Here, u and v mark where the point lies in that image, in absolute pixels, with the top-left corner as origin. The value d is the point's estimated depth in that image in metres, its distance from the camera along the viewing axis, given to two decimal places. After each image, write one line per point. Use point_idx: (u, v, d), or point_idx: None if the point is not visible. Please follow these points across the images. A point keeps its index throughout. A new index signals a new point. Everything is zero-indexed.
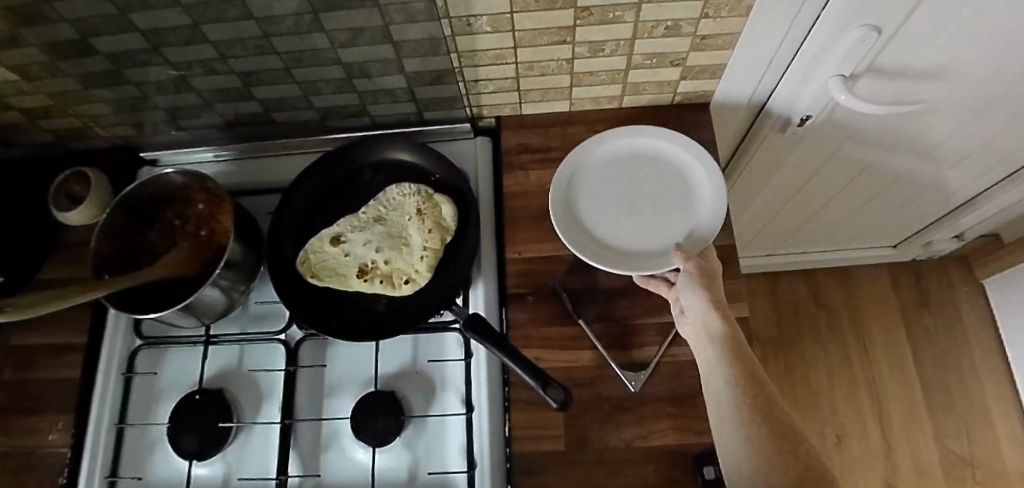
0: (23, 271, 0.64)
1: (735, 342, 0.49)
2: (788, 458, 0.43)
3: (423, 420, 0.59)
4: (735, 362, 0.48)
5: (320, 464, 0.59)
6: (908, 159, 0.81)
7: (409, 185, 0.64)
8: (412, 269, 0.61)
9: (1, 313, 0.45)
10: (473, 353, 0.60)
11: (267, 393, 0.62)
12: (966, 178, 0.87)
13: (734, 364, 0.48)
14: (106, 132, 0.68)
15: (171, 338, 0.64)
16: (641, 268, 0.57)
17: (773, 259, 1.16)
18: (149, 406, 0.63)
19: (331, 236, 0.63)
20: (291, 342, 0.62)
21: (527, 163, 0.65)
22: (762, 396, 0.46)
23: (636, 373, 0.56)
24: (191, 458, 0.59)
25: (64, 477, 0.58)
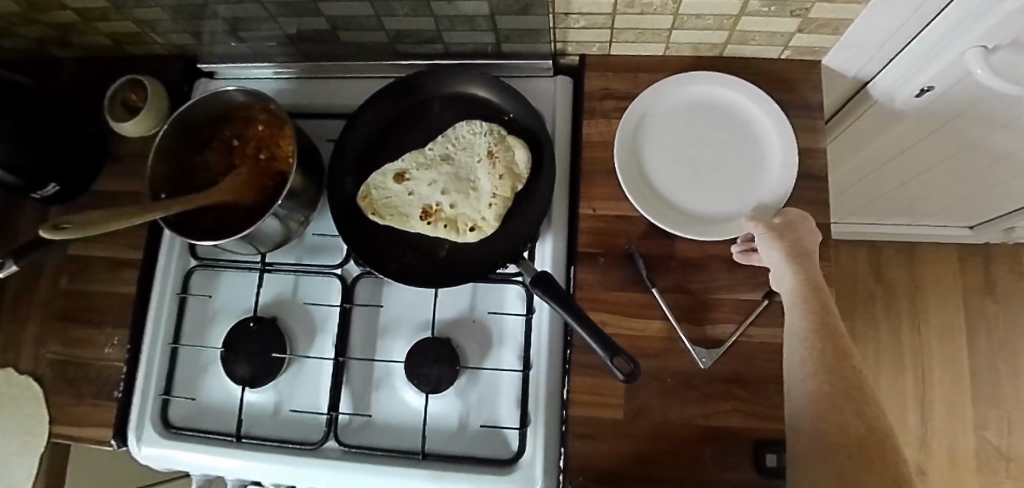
0: (81, 180, 0.64)
1: (817, 308, 0.44)
2: (853, 435, 0.38)
3: (477, 372, 0.58)
4: (817, 324, 0.43)
5: (370, 403, 0.59)
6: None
7: (480, 123, 0.60)
8: (477, 216, 0.57)
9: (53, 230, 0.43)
10: (535, 309, 0.57)
11: (321, 327, 0.61)
12: None
13: (810, 325, 0.43)
14: (163, 39, 0.64)
15: (225, 262, 0.63)
16: (696, 232, 0.54)
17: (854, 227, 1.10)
18: (202, 328, 0.63)
19: (395, 171, 0.60)
20: (347, 278, 0.61)
21: (610, 112, 0.59)
22: (843, 366, 0.41)
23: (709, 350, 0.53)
24: (243, 383, 0.59)
25: (119, 391, 0.60)
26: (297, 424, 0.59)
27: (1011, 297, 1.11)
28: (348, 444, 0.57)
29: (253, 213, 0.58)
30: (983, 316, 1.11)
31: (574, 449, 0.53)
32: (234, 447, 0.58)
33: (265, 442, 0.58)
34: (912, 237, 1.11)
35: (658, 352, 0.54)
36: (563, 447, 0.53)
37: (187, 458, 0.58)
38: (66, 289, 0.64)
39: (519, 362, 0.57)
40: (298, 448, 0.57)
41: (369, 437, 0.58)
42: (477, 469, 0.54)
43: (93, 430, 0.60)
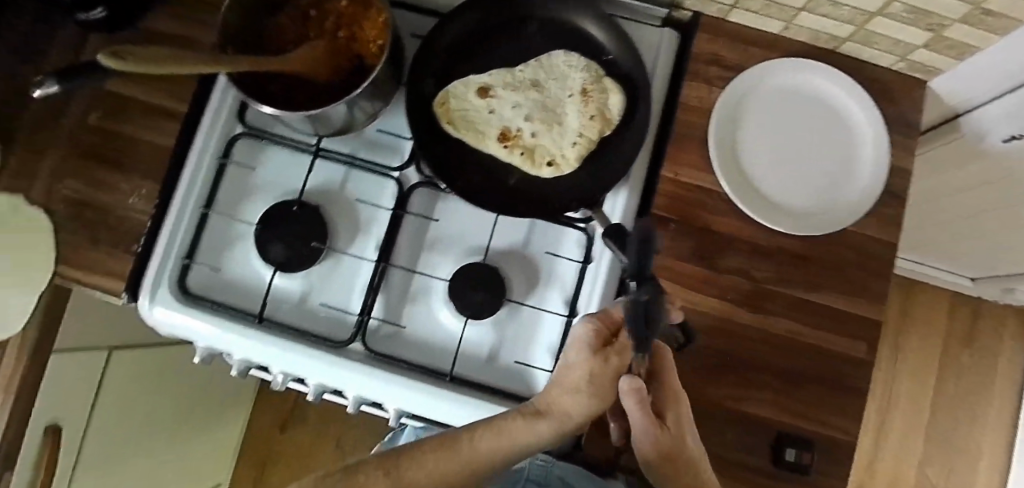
0: (131, 12, 0.58)
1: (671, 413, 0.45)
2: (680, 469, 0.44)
3: (518, 307, 0.57)
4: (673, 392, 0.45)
5: (404, 315, 0.57)
6: None
7: (578, 57, 0.56)
8: (557, 151, 0.55)
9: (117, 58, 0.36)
10: (593, 259, 0.56)
11: (365, 227, 0.58)
12: None
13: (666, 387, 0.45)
14: None
15: (275, 137, 0.59)
16: (768, 219, 0.54)
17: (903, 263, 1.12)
18: (239, 199, 0.60)
19: (479, 85, 0.56)
20: (405, 184, 0.57)
21: (713, 79, 0.57)
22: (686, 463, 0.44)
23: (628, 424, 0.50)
24: (275, 266, 0.57)
25: (139, 247, 0.57)
26: (323, 319, 0.57)
27: (986, 351, 1.16)
28: (375, 350, 0.56)
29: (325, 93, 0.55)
30: (955, 362, 1.17)
31: None
32: (253, 329, 0.56)
33: (288, 331, 0.56)
34: (916, 273, 1.14)
35: (707, 329, 0.54)
36: None
37: (201, 330, 0.56)
38: (95, 127, 0.59)
39: (565, 308, 0.56)
40: (323, 344, 0.55)
41: (397, 349, 0.56)
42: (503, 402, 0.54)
43: (106, 281, 0.57)
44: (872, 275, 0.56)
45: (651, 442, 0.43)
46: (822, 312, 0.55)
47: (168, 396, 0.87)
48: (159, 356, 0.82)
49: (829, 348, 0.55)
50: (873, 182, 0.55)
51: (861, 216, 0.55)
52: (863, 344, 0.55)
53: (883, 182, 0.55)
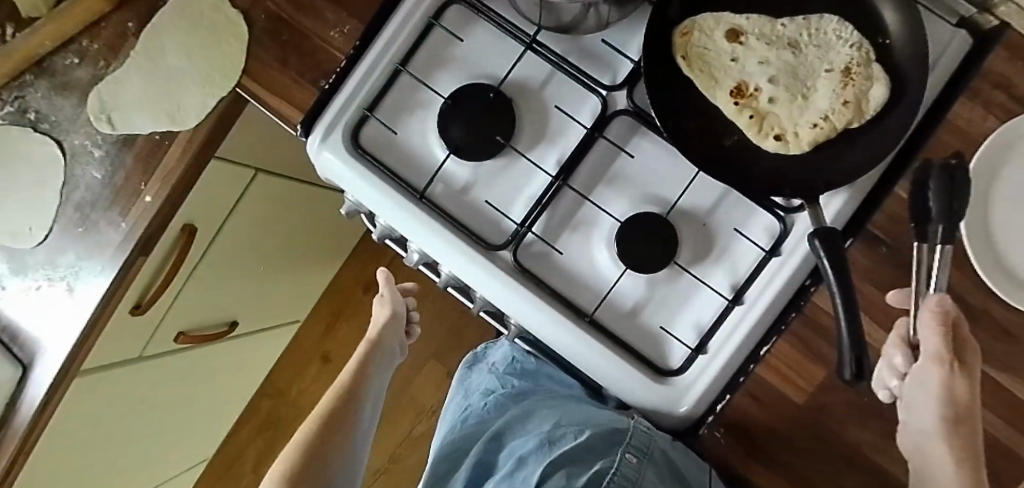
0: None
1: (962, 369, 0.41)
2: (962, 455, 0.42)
3: (680, 273, 0.53)
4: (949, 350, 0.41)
5: (560, 239, 0.54)
6: None
7: (851, 30, 0.49)
8: (791, 126, 0.49)
9: None
10: (782, 252, 0.50)
11: (552, 138, 0.54)
12: None
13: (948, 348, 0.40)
14: None
15: (491, 13, 0.55)
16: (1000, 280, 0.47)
17: None
18: (433, 66, 0.56)
19: (733, 28, 0.50)
20: (609, 106, 0.53)
21: (994, 105, 0.49)
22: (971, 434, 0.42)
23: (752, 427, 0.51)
24: (450, 147, 0.54)
25: (326, 83, 0.56)
26: (479, 216, 0.55)
27: None
28: (522, 265, 0.54)
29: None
30: None
31: (735, 402, 0.51)
32: (412, 203, 0.54)
33: (443, 215, 0.55)
34: None
35: None
36: (726, 395, 0.52)
37: (361, 184, 0.55)
38: None
39: (729, 291, 0.52)
40: (474, 241, 0.54)
41: (543, 271, 0.54)
42: (633, 362, 0.52)
43: (286, 106, 0.56)
44: None
45: (941, 377, 0.41)
46: (1011, 400, 0.49)
47: (281, 234, 0.89)
48: (288, 191, 0.83)
49: (1001, 437, 0.49)
50: None
51: None
52: None
53: None
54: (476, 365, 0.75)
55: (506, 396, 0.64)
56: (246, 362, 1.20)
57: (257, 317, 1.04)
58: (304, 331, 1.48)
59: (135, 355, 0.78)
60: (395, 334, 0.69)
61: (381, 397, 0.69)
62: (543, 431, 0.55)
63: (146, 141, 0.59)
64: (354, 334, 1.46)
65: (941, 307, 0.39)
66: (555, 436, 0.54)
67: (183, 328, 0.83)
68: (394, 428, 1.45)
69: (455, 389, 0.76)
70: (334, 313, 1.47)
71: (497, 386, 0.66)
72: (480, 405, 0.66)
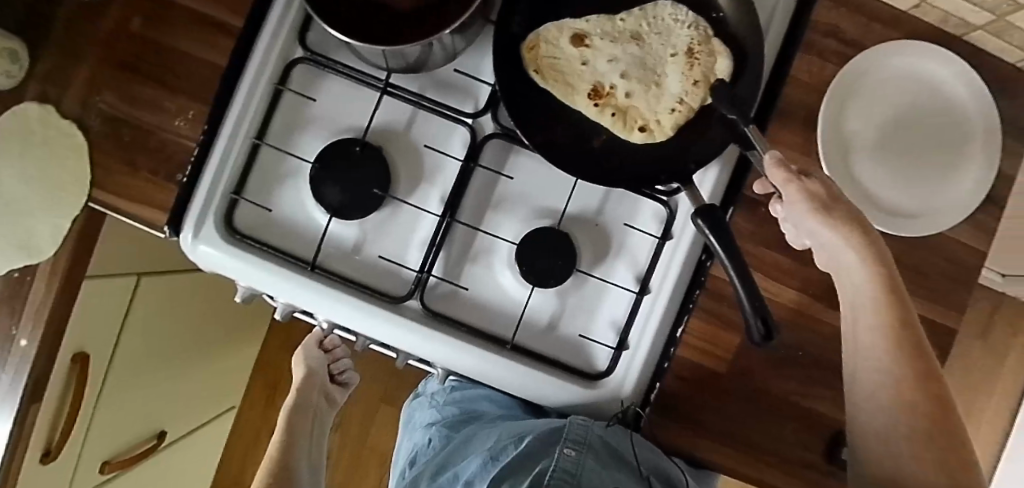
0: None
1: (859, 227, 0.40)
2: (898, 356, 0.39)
3: (585, 278, 0.54)
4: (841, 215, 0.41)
5: (463, 275, 0.54)
6: None
7: (685, 10, 0.51)
8: (651, 116, 0.51)
9: None
10: (672, 236, 0.52)
11: (430, 177, 0.54)
12: None
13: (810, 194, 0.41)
14: None
15: (338, 66, 0.53)
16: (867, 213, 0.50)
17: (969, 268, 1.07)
18: (293, 132, 0.55)
19: (577, 31, 0.51)
20: (478, 133, 0.53)
21: (829, 53, 0.52)
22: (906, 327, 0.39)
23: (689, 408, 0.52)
24: (330, 210, 0.52)
25: (184, 176, 0.53)
26: (378, 272, 0.54)
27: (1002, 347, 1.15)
28: (431, 310, 0.53)
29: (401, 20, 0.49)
30: (971, 361, 1.16)
31: (667, 388, 0.52)
32: (305, 276, 0.53)
33: (342, 281, 0.53)
34: None
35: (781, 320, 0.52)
36: (656, 382, 0.53)
37: (247, 270, 0.53)
38: (137, 33, 0.53)
39: (634, 284, 0.53)
40: (379, 299, 0.53)
41: (454, 309, 0.54)
42: (562, 375, 0.52)
43: (147, 210, 0.53)
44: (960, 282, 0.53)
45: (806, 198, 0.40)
46: None
47: (185, 328, 0.85)
48: (181, 284, 0.79)
49: None
50: (975, 190, 0.52)
51: (956, 222, 0.52)
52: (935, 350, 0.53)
53: (983, 191, 0.52)
54: (420, 398, 0.68)
55: (450, 423, 0.59)
56: (181, 465, 1.10)
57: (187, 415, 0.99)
58: (248, 406, 1.41)
59: None
60: (322, 393, 0.69)
61: (321, 445, 0.70)
62: (485, 450, 0.51)
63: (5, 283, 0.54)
64: None
65: (775, 160, 0.40)
66: (496, 452, 0.49)
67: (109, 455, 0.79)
68: (367, 474, 1.43)
69: (401, 432, 0.69)
70: (271, 384, 1.40)
71: (440, 415, 0.61)
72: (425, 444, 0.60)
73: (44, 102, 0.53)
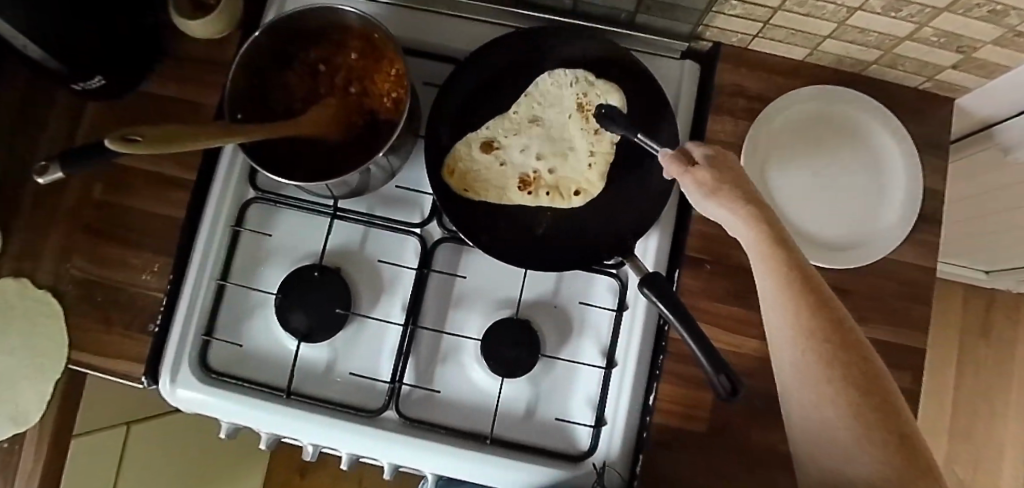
0: (130, 73, 0.55)
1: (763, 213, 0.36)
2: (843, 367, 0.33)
3: (552, 361, 0.55)
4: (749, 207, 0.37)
5: (435, 377, 0.55)
6: None
7: (562, 71, 0.55)
8: (579, 177, 0.54)
9: (127, 146, 0.35)
10: (628, 306, 0.54)
11: (389, 288, 0.56)
12: None
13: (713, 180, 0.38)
14: None
15: (289, 200, 0.57)
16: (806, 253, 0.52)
17: (948, 268, 1.08)
18: (255, 267, 0.57)
19: (484, 138, 0.54)
20: (427, 240, 0.56)
21: (739, 111, 0.55)
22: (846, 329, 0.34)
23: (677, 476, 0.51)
24: (297, 336, 0.54)
25: (155, 326, 0.55)
26: (352, 387, 0.55)
27: (1004, 341, 1.14)
28: (408, 417, 0.54)
29: (339, 147, 0.53)
30: (976, 359, 1.14)
31: (650, 458, 0.52)
32: (281, 404, 0.54)
33: (317, 403, 0.54)
34: None
35: (748, 370, 0.52)
36: (639, 454, 0.53)
37: (225, 408, 0.54)
38: (99, 200, 0.57)
39: (601, 358, 0.54)
40: (355, 415, 0.54)
41: (431, 413, 0.55)
42: (546, 461, 0.52)
43: (121, 364, 0.54)
44: (915, 303, 0.54)
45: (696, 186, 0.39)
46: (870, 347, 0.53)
47: (184, 464, 0.85)
48: (171, 423, 0.80)
49: None
50: (908, 208, 0.53)
51: (896, 245, 0.52)
52: (911, 374, 0.53)
53: (916, 209, 0.53)
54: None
55: None
56: None
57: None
58: None
59: None
60: None
61: None
62: None
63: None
64: None
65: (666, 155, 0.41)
66: None
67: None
68: None
69: None
70: None
71: None
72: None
73: (19, 276, 0.55)
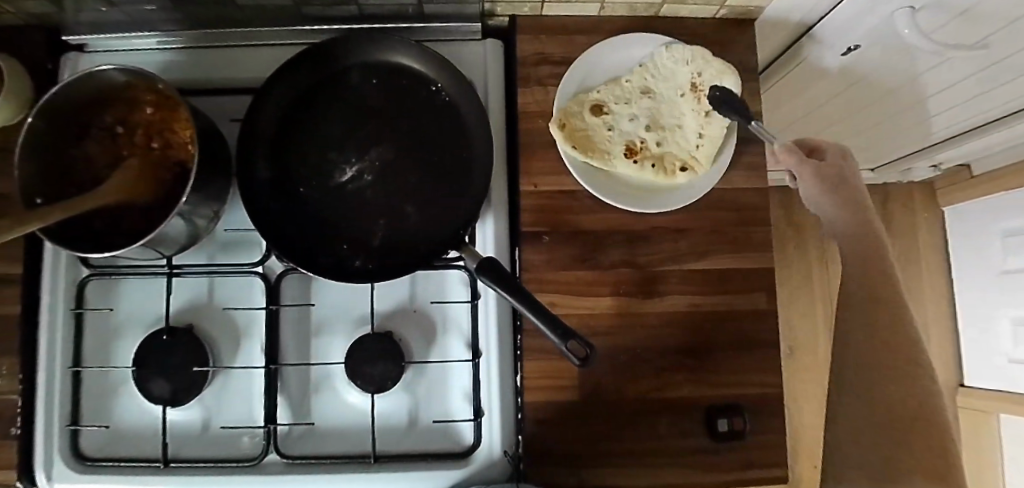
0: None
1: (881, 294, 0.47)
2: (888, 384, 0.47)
3: (422, 365, 0.55)
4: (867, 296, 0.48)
5: (311, 408, 0.55)
6: (916, 102, 0.75)
7: (404, 58, 0.55)
8: (684, 152, 0.52)
9: None
10: (480, 294, 0.54)
11: (246, 332, 0.56)
12: (972, 121, 0.82)
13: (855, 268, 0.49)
14: (20, 12, 0.54)
15: (124, 269, 0.55)
16: (639, 204, 0.52)
17: None
18: (109, 343, 0.56)
19: (593, 102, 0.52)
20: (270, 276, 0.55)
21: (546, 78, 0.55)
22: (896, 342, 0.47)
23: (562, 448, 0.52)
24: (163, 404, 0.53)
25: (16, 427, 0.54)
26: (232, 438, 0.54)
27: (906, 230, 1.19)
28: (291, 454, 0.53)
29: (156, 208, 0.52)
30: None
31: (532, 435, 0.52)
32: (160, 474, 0.52)
33: (198, 465, 0.53)
34: None
35: (607, 329, 0.53)
36: (520, 435, 0.53)
37: None
38: None
39: (467, 351, 0.54)
40: (236, 466, 0.52)
41: (314, 445, 0.54)
42: (435, 464, 0.52)
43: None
44: (756, 226, 0.55)
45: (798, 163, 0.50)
46: (719, 277, 0.54)
47: None
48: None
49: (734, 308, 0.54)
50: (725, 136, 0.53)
51: (723, 172, 0.53)
52: (763, 293, 0.54)
53: (734, 133, 0.53)
54: None
55: None
56: None
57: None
58: None
59: None
60: None
61: None
62: None
63: None
64: None
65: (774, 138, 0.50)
66: None
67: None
68: None
69: None
70: None
71: None
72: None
73: None
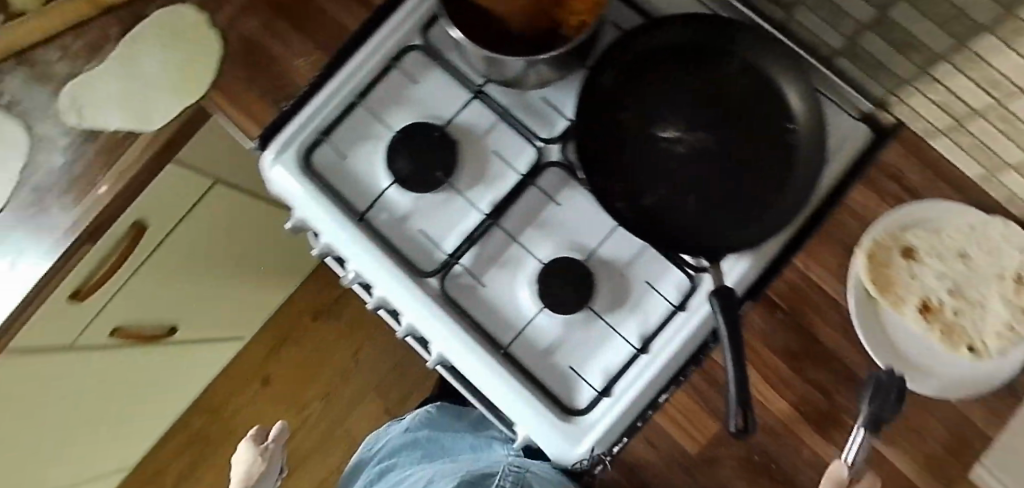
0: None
1: None
2: None
3: (595, 318, 0.56)
4: None
5: (486, 275, 0.57)
6: None
7: (788, 82, 0.53)
8: (982, 335, 0.50)
9: None
10: (686, 308, 0.54)
11: (490, 180, 0.58)
12: None
13: None
14: None
15: (446, 61, 0.59)
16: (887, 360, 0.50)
17: None
18: (389, 101, 0.60)
19: (905, 246, 0.52)
20: (544, 156, 0.57)
21: (887, 194, 0.53)
22: None
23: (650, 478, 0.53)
24: (395, 180, 0.58)
25: (286, 105, 0.59)
26: (415, 242, 0.58)
27: None
28: (448, 293, 0.56)
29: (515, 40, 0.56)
30: None
31: (632, 447, 0.53)
32: (352, 224, 0.57)
33: (379, 240, 0.57)
34: None
35: (774, 427, 0.52)
36: (624, 439, 0.54)
37: (305, 202, 0.58)
38: None
39: (637, 339, 0.55)
40: (406, 267, 0.57)
41: (467, 303, 0.57)
42: (542, 398, 0.54)
43: (247, 123, 0.60)
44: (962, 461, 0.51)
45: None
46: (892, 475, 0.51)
47: (224, 250, 0.94)
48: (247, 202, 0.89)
49: None
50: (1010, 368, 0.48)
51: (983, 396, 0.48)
52: None
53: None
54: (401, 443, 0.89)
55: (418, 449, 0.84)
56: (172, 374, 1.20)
57: (206, 318, 1.09)
58: (249, 347, 1.46)
59: (67, 343, 0.79)
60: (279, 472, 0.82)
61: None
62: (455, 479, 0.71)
63: (99, 147, 0.62)
64: (302, 353, 1.45)
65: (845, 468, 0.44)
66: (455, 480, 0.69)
67: (121, 325, 0.88)
68: (327, 456, 1.41)
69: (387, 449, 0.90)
70: (281, 337, 1.46)
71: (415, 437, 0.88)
72: (416, 430, 0.89)
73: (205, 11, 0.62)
